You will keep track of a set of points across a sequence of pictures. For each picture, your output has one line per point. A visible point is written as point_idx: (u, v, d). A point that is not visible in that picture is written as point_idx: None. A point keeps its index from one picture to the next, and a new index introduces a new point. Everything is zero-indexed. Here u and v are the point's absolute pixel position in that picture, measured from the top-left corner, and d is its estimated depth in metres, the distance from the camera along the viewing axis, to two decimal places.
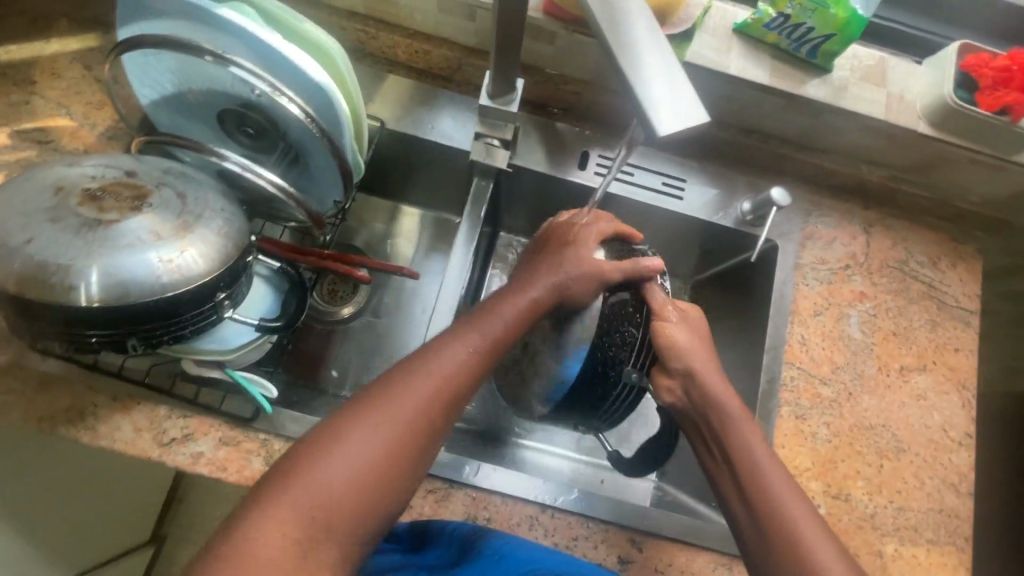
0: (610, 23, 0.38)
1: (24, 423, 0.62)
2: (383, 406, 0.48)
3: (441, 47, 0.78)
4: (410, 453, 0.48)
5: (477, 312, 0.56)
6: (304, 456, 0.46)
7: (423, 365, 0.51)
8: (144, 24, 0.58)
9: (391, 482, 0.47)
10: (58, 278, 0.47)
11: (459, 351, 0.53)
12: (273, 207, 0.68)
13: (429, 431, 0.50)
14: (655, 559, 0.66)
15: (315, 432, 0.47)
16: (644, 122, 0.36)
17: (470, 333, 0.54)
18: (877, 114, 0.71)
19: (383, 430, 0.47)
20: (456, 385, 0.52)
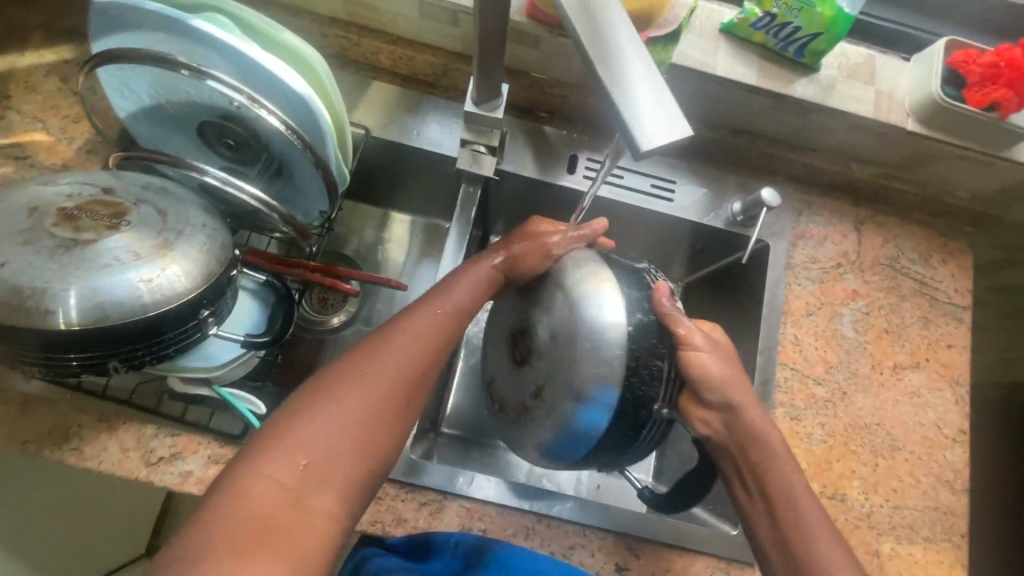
0: (591, 35, 0.37)
1: (8, 446, 0.61)
2: (366, 362, 0.50)
3: (425, 53, 0.77)
4: (397, 406, 0.49)
5: (446, 280, 0.59)
6: (292, 415, 0.46)
7: (400, 327, 0.53)
8: (118, 37, 0.57)
9: (380, 433, 0.48)
10: (34, 302, 0.46)
11: (435, 311, 0.55)
12: (257, 219, 0.67)
13: (414, 386, 0.51)
14: (652, 565, 0.65)
15: (299, 393, 0.48)
16: (626, 134, 0.35)
17: (437, 300, 0.56)
18: (865, 112, 0.70)
19: (368, 382, 0.49)
20: (436, 341, 0.53)
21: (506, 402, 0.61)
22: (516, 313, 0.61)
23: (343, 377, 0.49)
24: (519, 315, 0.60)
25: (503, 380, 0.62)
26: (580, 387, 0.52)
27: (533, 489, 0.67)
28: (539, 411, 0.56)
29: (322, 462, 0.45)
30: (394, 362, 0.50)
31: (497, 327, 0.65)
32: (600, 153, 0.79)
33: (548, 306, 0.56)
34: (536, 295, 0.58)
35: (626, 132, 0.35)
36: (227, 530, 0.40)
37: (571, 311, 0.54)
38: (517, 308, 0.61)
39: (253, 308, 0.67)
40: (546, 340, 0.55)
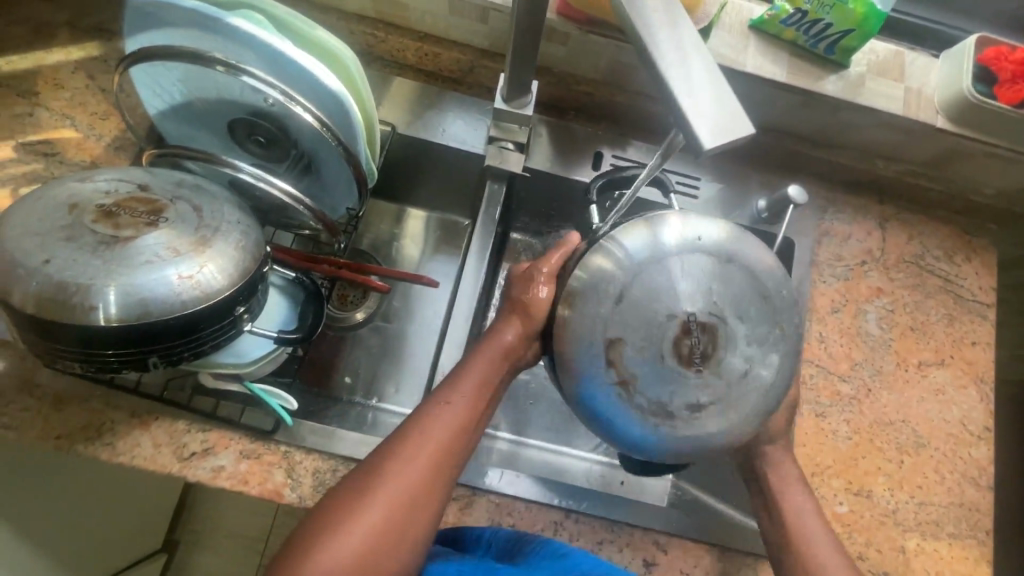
0: (651, 38, 0.39)
1: (41, 440, 0.61)
2: (382, 475, 0.50)
3: (451, 50, 0.77)
4: (413, 515, 0.50)
5: (457, 368, 0.57)
6: (310, 542, 0.47)
7: (415, 431, 0.53)
8: (152, 34, 0.57)
9: (395, 550, 0.49)
10: (78, 298, 0.46)
11: (449, 408, 0.54)
12: (286, 215, 0.67)
13: (434, 492, 0.51)
14: (680, 562, 0.66)
15: (314, 521, 0.49)
16: (687, 132, 0.37)
17: (448, 393, 0.55)
18: (894, 110, 0.70)
19: (378, 498, 0.49)
20: (451, 443, 0.53)
21: (638, 383, 0.48)
22: (699, 294, 0.49)
23: (357, 502, 0.49)
24: (706, 304, 0.49)
25: (637, 357, 0.48)
26: (757, 426, 0.51)
27: (562, 485, 0.67)
28: (691, 420, 0.49)
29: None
30: (410, 470, 0.51)
31: (644, 288, 0.49)
32: (624, 149, 0.78)
33: (750, 324, 0.50)
34: (738, 300, 0.50)
35: (687, 127, 0.37)
36: None
37: (776, 350, 0.51)
38: (706, 291, 0.49)
39: (282, 306, 0.67)
40: (739, 365, 0.49)
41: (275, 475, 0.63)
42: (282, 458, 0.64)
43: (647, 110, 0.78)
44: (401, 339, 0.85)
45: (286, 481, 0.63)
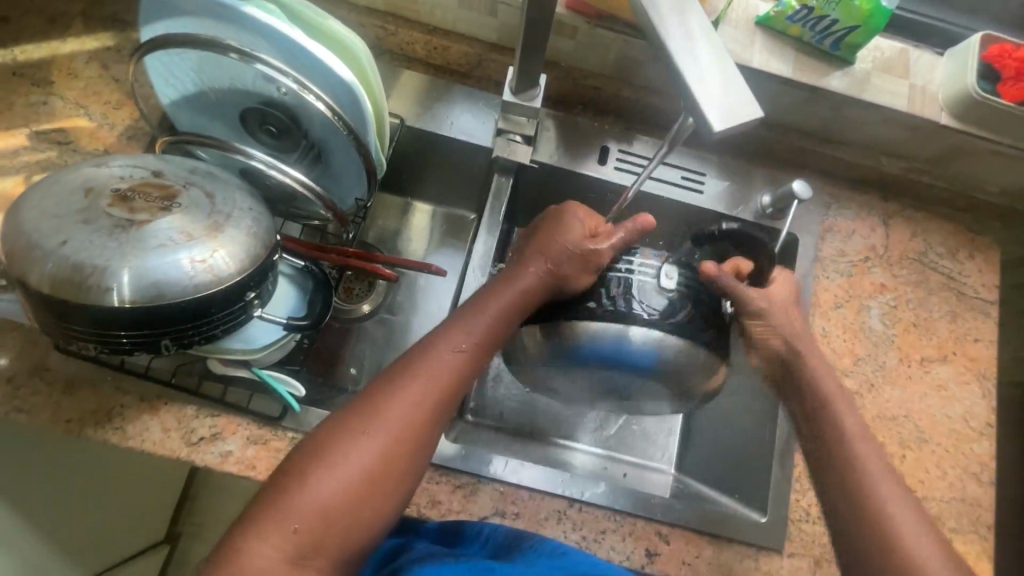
0: (665, 33, 0.42)
1: (52, 424, 0.62)
2: (382, 403, 0.51)
3: (460, 43, 0.78)
4: (410, 443, 0.51)
5: (471, 307, 0.59)
6: (307, 463, 0.48)
7: (418, 363, 0.54)
8: (167, 23, 0.58)
9: (388, 476, 0.50)
10: (94, 280, 0.47)
11: (455, 344, 0.56)
12: (295, 204, 0.68)
13: (431, 424, 0.53)
14: (682, 552, 0.66)
15: (311, 443, 0.50)
16: (699, 117, 0.40)
17: (462, 330, 0.57)
18: (899, 106, 0.71)
19: (380, 423, 0.50)
20: (454, 378, 0.54)
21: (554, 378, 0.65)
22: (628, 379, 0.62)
23: (353, 427, 0.50)
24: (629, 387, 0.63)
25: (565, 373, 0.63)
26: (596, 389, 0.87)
27: (566, 475, 0.67)
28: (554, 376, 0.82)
29: (329, 509, 0.47)
30: (409, 399, 0.52)
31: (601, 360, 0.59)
32: (630, 144, 0.79)
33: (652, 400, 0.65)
34: (653, 394, 0.63)
35: (699, 111, 0.40)
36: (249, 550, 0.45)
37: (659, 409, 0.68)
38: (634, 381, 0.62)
39: (292, 294, 0.68)
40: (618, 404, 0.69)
41: (282, 461, 0.64)
42: (289, 445, 0.65)
43: (653, 105, 0.79)
44: (406, 332, 0.85)
45: None
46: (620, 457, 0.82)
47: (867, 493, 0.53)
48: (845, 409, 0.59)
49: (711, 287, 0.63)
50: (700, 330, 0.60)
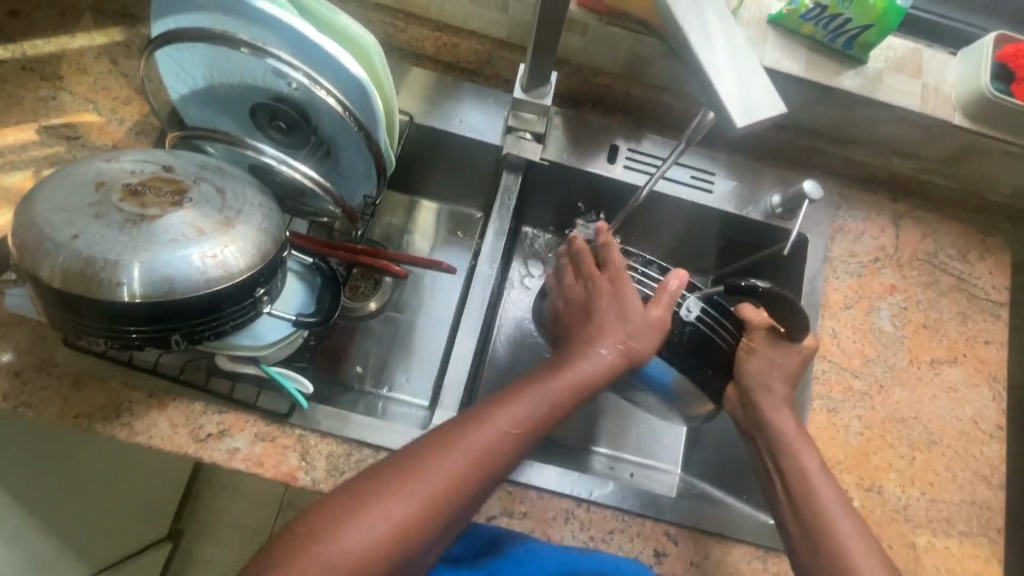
0: (684, 27, 0.41)
1: (60, 419, 0.62)
2: (446, 465, 0.49)
3: (470, 40, 0.78)
4: (459, 510, 0.49)
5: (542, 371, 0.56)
6: (346, 512, 0.46)
7: (476, 426, 0.51)
8: (179, 18, 0.57)
9: (425, 546, 0.47)
10: (105, 274, 0.47)
11: (518, 418, 0.52)
12: (305, 201, 0.68)
13: (478, 501, 0.50)
14: (690, 553, 0.66)
15: (354, 488, 0.47)
16: (721, 112, 0.40)
17: (530, 398, 0.54)
18: (911, 105, 0.71)
19: (433, 484, 0.48)
20: (513, 455, 0.51)
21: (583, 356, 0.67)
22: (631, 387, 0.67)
23: (406, 494, 0.47)
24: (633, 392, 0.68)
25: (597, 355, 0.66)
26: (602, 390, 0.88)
27: (574, 475, 0.67)
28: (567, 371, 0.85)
29: (364, 567, 0.45)
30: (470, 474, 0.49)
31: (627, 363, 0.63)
32: (639, 142, 0.78)
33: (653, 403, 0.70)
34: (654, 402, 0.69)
35: (721, 107, 0.40)
36: None
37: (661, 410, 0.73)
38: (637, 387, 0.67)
39: (299, 291, 0.67)
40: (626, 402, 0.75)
41: (289, 458, 0.64)
42: (297, 441, 0.64)
43: (662, 103, 0.79)
44: (412, 329, 0.85)
45: (301, 464, 0.63)
46: (623, 457, 0.82)
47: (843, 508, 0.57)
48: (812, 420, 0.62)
49: (727, 328, 0.64)
50: (701, 367, 0.63)
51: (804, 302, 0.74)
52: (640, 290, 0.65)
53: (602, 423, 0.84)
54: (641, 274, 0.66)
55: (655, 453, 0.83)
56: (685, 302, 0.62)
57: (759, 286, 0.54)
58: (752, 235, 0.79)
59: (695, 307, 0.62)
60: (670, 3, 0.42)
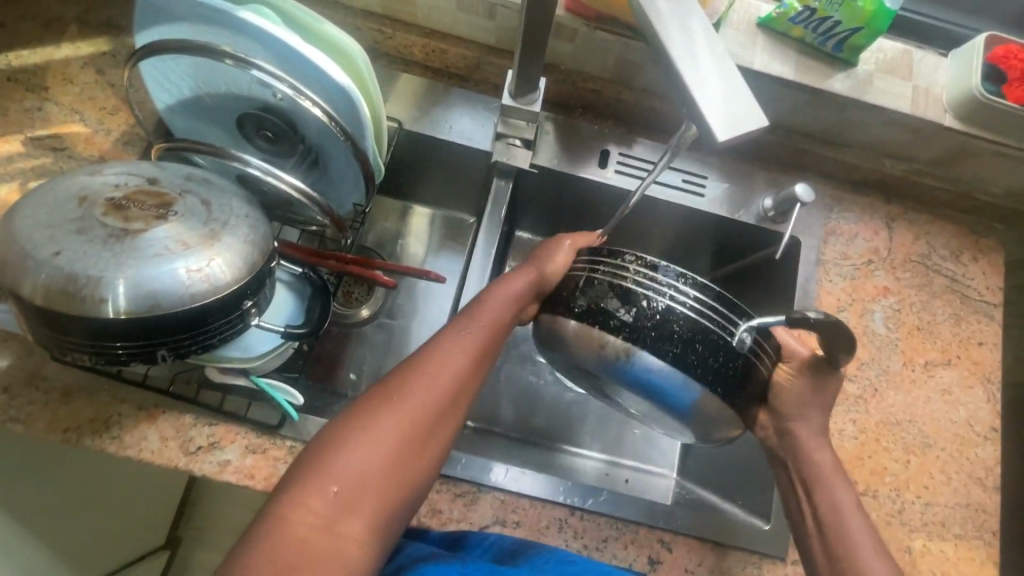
0: (665, 37, 0.41)
1: (49, 434, 0.62)
2: (403, 399, 0.51)
3: (458, 47, 0.77)
4: (428, 441, 0.51)
5: (473, 309, 0.59)
6: (322, 456, 0.47)
7: (430, 363, 0.53)
8: (163, 29, 0.57)
9: (414, 460, 0.50)
10: (87, 291, 0.46)
11: (464, 335, 0.56)
12: (293, 211, 0.68)
13: (451, 411, 0.53)
14: (685, 559, 0.66)
15: (327, 434, 0.49)
16: (702, 125, 0.39)
17: (466, 333, 0.56)
18: (902, 108, 0.70)
19: (391, 417, 0.50)
20: (466, 367, 0.54)
21: (605, 371, 0.54)
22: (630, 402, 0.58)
23: (380, 410, 0.50)
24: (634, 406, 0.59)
25: (624, 371, 0.53)
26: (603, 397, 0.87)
27: (567, 483, 0.67)
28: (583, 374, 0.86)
29: (350, 504, 0.46)
30: (431, 385, 0.52)
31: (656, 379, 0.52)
32: (631, 147, 0.78)
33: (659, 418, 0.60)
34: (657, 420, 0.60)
35: (702, 119, 0.39)
36: (270, 544, 0.44)
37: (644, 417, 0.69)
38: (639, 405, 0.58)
39: (289, 301, 0.68)
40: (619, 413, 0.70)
41: (280, 470, 0.63)
42: (288, 453, 0.64)
43: (653, 107, 0.78)
44: (406, 336, 0.84)
45: None
46: (620, 462, 0.82)
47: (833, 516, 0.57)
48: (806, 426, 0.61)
49: (768, 356, 0.57)
50: (744, 399, 0.55)
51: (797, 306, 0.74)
52: (692, 312, 0.53)
53: (598, 428, 0.84)
54: (693, 292, 0.54)
55: (652, 457, 0.83)
56: (739, 328, 0.54)
57: (814, 317, 0.49)
58: (744, 238, 0.78)
59: (747, 332, 0.54)
60: (649, 15, 0.42)
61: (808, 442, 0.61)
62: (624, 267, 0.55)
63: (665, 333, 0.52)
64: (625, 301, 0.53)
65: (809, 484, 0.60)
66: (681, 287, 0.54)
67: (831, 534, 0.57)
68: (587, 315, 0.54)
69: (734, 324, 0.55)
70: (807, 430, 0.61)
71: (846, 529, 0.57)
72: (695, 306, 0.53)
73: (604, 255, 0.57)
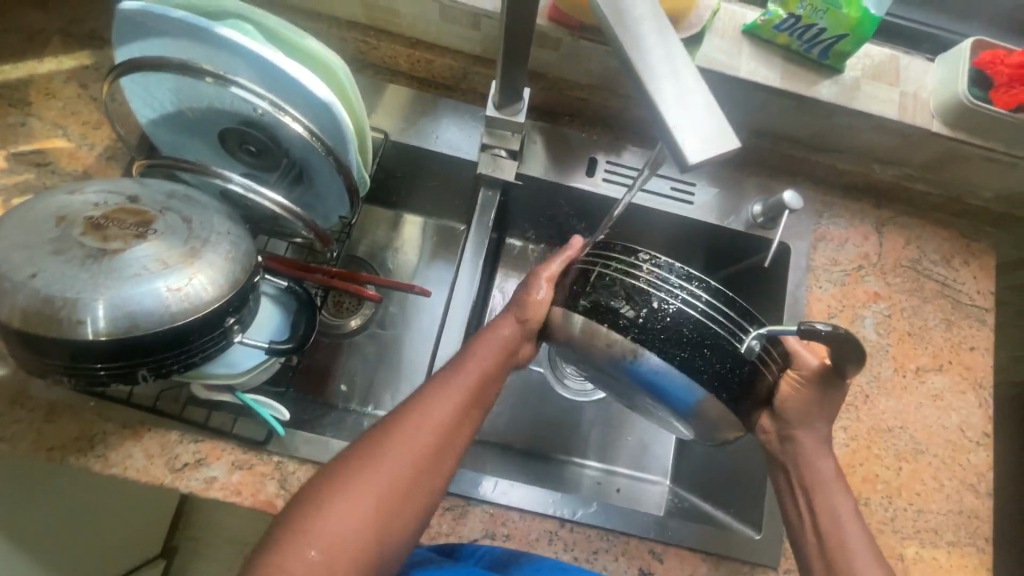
0: (637, 56, 0.41)
1: (33, 452, 0.61)
2: (385, 456, 0.51)
3: (444, 57, 0.77)
4: (411, 497, 0.51)
5: (458, 356, 0.59)
6: (304, 517, 0.47)
7: (414, 417, 0.53)
8: (142, 45, 0.56)
9: (397, 518, 0.50)
10: (65, 312, 0.46)
11: (449, 385, 0.56)
12: (278, 224, 0.67)
13: (438, 460, 0.53)
14: (675, 570, 0.65)
15: (311, 492, 0.49)
16: (674, 148, 0.39)
17: (450, 383, 0.56)
18: (889, 113, 0.70)
19: (374, 475, 0.49)
20: (453, 417, 0.54)
21: (613, 367, 0.53)
22: (629, 396, 0.58)
23: (363, 468, 0.50)
24: (630, 400, 0.60)
25: (631, 368, 0.52)
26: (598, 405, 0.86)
27: (557, 494, 0.66)
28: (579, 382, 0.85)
29: (331, 566, 0.46)
30: (419, 434, 0.52)
31: (664, 378, 0.51)
32: (619, 155, 0.78)
33: (653, 412, 0.60)
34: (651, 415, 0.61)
35: (674, 142, 0.39)
36: None
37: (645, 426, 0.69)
38: (637, 399, 0.58)
39: (275, 315, 0.67)
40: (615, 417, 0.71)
41: (268, 486, 0.63)
42: (276, 469, 0.64)
43: (640, 115, 0.78)
44: (397, 346, 0.84)
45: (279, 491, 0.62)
46: (614, 471, 0.81)
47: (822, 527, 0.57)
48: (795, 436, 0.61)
49: (774, 364, 0.56)
50: (748, 406, 0.53)
51: (788, 312, 0.74)
52: (703, 314, 0.52)
53: (591, 437, 0.83)
54: (703, 296, 0.53)
55: (645, 466, 0.82)
56: (748, 336, 0.53)
57: (822, 329, 0.48)
58: (733, 245, 0.78)
59: (757, 340, 0.53)
60: (620, 35, 0.41)
61: (800, 453, 0.60)
62: (636, 265, 0.54)
63: (675, 336, 0.51)
64: (636, 299, 0.52)
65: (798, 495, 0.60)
66: (692, 290, 0.53)
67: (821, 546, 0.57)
68: (596, 312, 0.53)
69: (743, 331, 0.54)
70: (796, 439, 0.61)
71: (835, 539, 0.57)
72: (706, 309, 0.53)
73: (615, 251, 0.56)
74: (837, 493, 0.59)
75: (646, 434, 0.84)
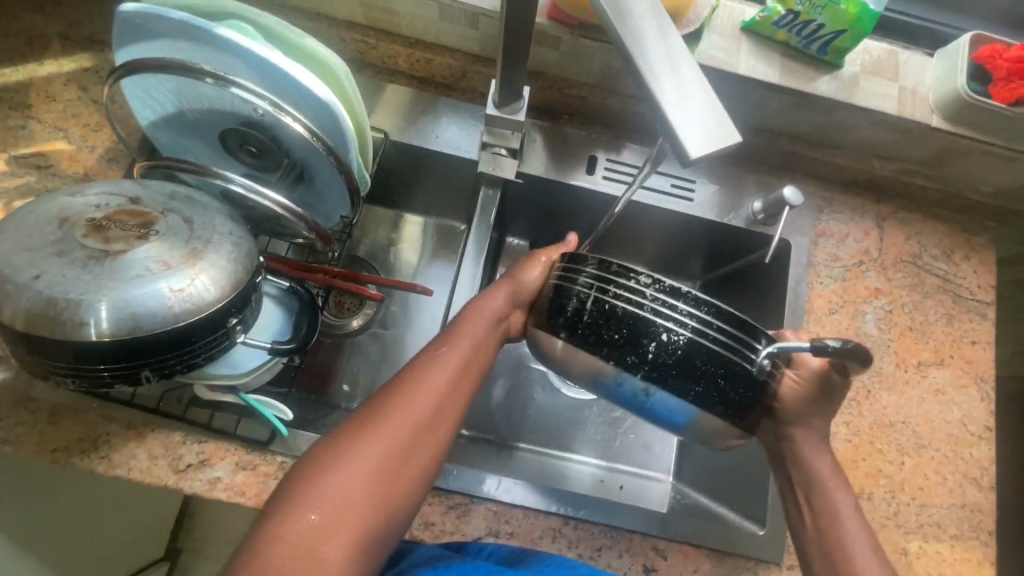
0: (636, 50, 0.41)
1: (37, 454, 0.61)
2: (381, 423, 0.51)
3: (443, 56, 0.77)
4: (409, 463, 0.50)
5: (453, 326, 0.59)
6: (303, 485, 0.47)
7: (410, 386, 0.53)
8: (142, 46, 0.56)
9: (395, 484, 0.49)
10: (68, 314, 0.46)
11: (444, 354, 0.56)
12: (279, 225, 0.67)
13: (430, 430, 0.52)
14: (679, 566, 0.65)
15: (309, 461, 0.49)
16: (674, 143, 0.39)
17: (446, 352, 0.56)
18: (888, 109, 0.70)
19: (371, 441, 0.49)
20: (449, 385, 0.54)
21: (613, 393, 0.51)
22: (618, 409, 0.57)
23: (359, 434, 0.50)
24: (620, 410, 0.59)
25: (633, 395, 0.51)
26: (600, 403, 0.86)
27: (561, 491, 0.67)
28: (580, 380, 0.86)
29: (330, 531, 0.46)
30: (407, 404, 0.52)
31: (665, 403, 0.50)
32: (619, 153, 0.78)
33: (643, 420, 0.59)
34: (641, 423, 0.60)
35: (675, 137, 0.39)
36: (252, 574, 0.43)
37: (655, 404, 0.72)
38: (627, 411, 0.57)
39: (277, 315, 0.67)
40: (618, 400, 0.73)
41: (271, 486, 0.63)
42: (279, 468, 0.64)
43: (639, 112, 0.78)
44: (398, 345, 0.84)
45: None
46: (617, 468, 0.81)
47: (825, 522, 0.57)
48: (798, 431, 0.61)
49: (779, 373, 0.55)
50: (753, 419, 0.52)
51: (789, 308, 0.74)
52: (693, 335, 0.50)
53: (593, 434, 0.83)
54: (690, 313, 0.50)
55: (648, 464, 0.83)
56: (757, 354, 0.51)
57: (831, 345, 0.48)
58: (734, 241, 0.78)
59: (768, 357, 0.51)
60: (620, 29, 0.41)
61: (804, 449, 0.60)
62: (619, 283, 0.52)
63: (689, 370, 0.49)
64: (617, 323, 0.50)
65: (802, 490, 0.60)
66: (701, 316, 0.50)
67: (824, 541, 0.57)
68: (594, 341, 0.51)
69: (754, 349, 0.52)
70: (798, 435, 0.61)
71: (838, 535, 0.57)
72: (696, 329, 0.50)
73: (601, 269, 0.53)
74: (841, 490, 0.59)
75: (649, 432, 0.84)
